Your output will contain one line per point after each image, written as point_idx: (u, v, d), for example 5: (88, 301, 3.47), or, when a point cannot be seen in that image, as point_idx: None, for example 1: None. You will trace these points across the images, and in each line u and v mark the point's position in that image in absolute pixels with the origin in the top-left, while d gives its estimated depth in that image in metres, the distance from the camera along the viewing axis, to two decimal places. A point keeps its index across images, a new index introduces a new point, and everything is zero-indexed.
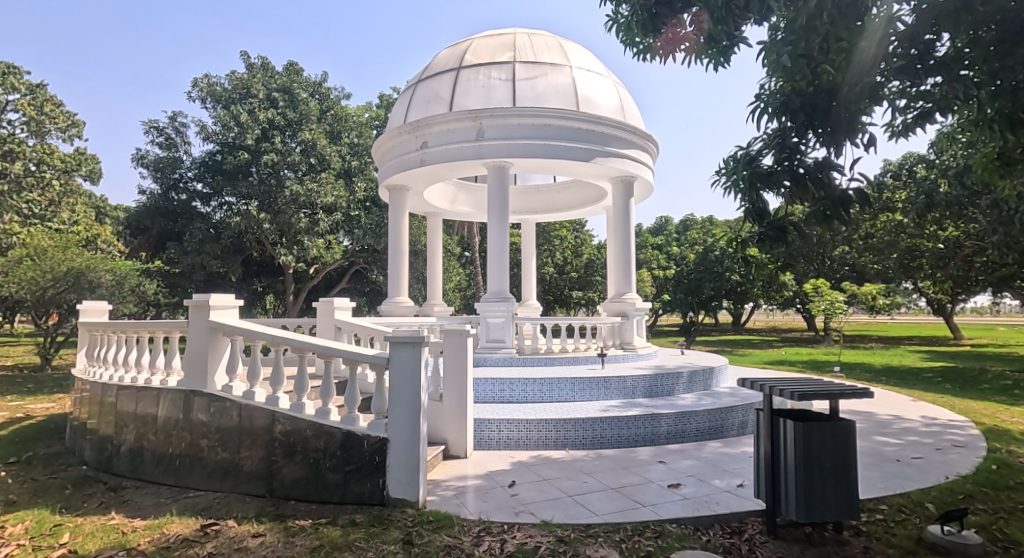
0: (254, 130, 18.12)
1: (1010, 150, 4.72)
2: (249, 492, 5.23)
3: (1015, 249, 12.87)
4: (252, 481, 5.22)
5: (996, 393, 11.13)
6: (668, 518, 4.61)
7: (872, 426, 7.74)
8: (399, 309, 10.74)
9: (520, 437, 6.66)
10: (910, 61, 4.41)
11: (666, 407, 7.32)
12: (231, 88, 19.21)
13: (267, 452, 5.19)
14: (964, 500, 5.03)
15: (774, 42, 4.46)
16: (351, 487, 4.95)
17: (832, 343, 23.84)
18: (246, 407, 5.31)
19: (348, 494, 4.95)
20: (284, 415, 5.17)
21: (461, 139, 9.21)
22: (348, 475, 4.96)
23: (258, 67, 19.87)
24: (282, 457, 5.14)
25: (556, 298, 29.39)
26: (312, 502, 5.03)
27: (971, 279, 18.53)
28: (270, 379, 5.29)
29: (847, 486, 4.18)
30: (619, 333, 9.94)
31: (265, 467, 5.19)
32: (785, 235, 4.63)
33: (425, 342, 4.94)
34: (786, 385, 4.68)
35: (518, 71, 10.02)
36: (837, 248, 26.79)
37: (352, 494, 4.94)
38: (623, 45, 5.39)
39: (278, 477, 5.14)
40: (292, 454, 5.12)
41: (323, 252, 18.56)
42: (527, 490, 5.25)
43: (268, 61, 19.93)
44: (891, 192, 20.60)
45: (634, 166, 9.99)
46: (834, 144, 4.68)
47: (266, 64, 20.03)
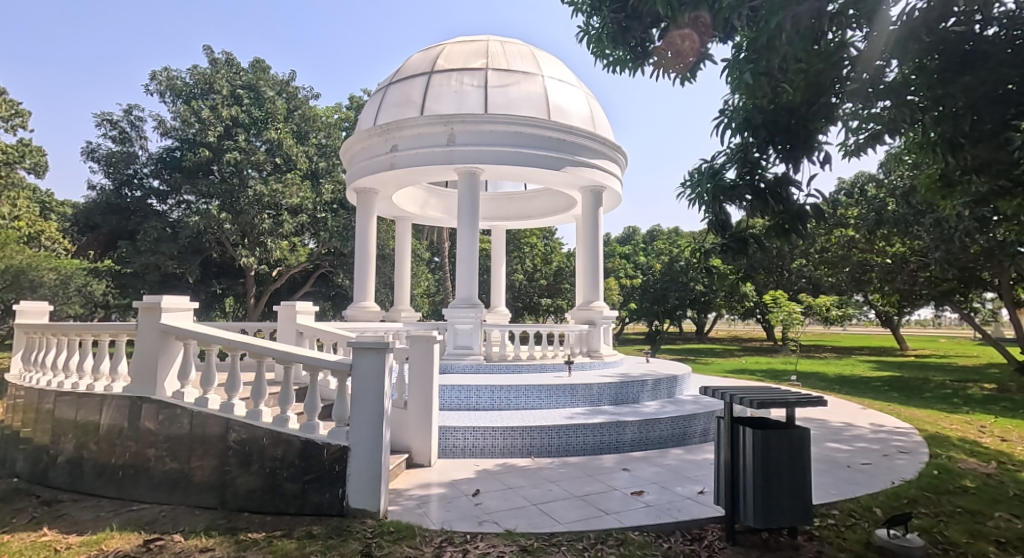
0: (216, 128, 17.69)
1: (951, 173, 5.29)
2: (200, 504, 5.05)
3: (956, 265, 13.43)
4: (204, 492, 5.04)
5: (939, 401, 11.59)
6: (631, 525, 4.61)
7: (825, 433, 7.94)
8: (364, 314, 10.56)
9: (485, 444, 6.60)
10: (863, 85, 4.89)
11: (630, 414, 7.37)
12: (192, 82, 18.74)
13: (220, 462, 5.02)
14: (909, 504, 5.16)
15: (737, 60, 4.63)
16: (309, 497, 4.82)
17: (789, 351, 24.51)
18: (198, 415, 5.11)
19: (306, 506, 4.81)
20: (239, 423, 5.01)
21: (432, 143, 9.14)
22: (306, 484, 4.82)
23: (222, 63, 19.42)
24: (237, 467, 4.98)
25: (525, 304, 29.52)
26: (268, 513, 4.88)
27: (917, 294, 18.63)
28: (225, 384, 5.11)
29: (801, 491, 4.29)
30: (586, 340, 10.00)
31: (218, 477, 5.02)
32: (746, 247, 4.78)
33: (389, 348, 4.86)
34: (746, 392, 4.75)
35: (490, 78, 10.02)
36: (795, 261, 27.64)
37: (310, 505, 4.81)
38: (593, 56, 5.51)
39: (231, 487, 4.97)
40: (247, 463, 4.96)
41: (287, 254, 18.26)
42: (490, 498, 5.18)
43: (233, 57, 19.47)
44: (844, 210, 21.49)
45: (602, 176, 10.11)
46: (792, 161, 4.92)
47: (231, 60, 19.56)
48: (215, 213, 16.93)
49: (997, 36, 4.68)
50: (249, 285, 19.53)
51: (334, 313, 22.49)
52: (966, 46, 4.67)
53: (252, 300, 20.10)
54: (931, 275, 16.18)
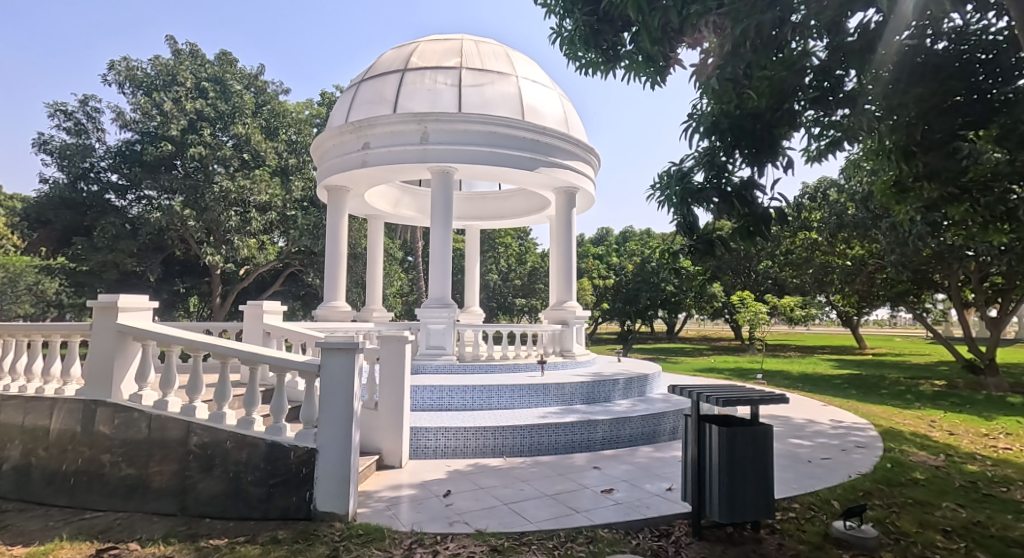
0: (179, 120, 17.24)
1: (906, 179, 5.54)
2: (159, 510, 4.96)
3: (910, 268, 13.92)
4: (162, 499, 4.96)
5: (895, 398, 12.02)
6: (601, 522, 4.69)
7: (788, 430, 8.18)
8: (335, 314, 10.47)
9: (457, 445, 6.61)
10: (824, 93, 5.25)
11: (601, 413, 7.47)
12: (154, 73, 18.28)
13: (180, 467, 4.95)
14: (865, 496, 5.36)
15: (706, 67, 4.90)
16: (275, 501, 4.79)
17: (755, 350, 25.06)
18: (157, 418, 5.03)
19: (272, 510, 4.78)
20: (201, 427, 4.95)
21: (404, 142, 9.08)
22: (273, 488, 4.79)
23: (186, 54, 19.04)
24: (198, 472, 4.92)
25: (499, 304, 29.50)
26: (231, 518, 4.82)
27: (873, 296, 19.00)
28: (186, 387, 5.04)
29: (765, 486, 4.43)
30: (559, 340, 10.09)
31: (178, 482, 4.94)
32: (714, 248, 4.92)
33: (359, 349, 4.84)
34: (713, 391, 4.87)
35: (464, 77, 10.03)
36: (762, 263, 28.29)
37: (276, 509, 4.78)
38: (566, 58, 5.59)
39: (192, 493, 4.90)
40: (209, 468, 4.91)
41: (256, 253, 17.93)
42: (461, 499, 5.21)
43: (197, 48, 19.05)
44: (807, 213, 22.10)
45: (576, 177, 10.21)
46: (757, 164, 5.03)
47: (195, 51, 19.18)
48: (178, 210, 16.53)
49: (947, 50, 5.03)
50: (215, 285, 19.13)
51: (304, 314, 22.21)
52: (919, 58, 4.97)
53: (218, 299, 19.68)
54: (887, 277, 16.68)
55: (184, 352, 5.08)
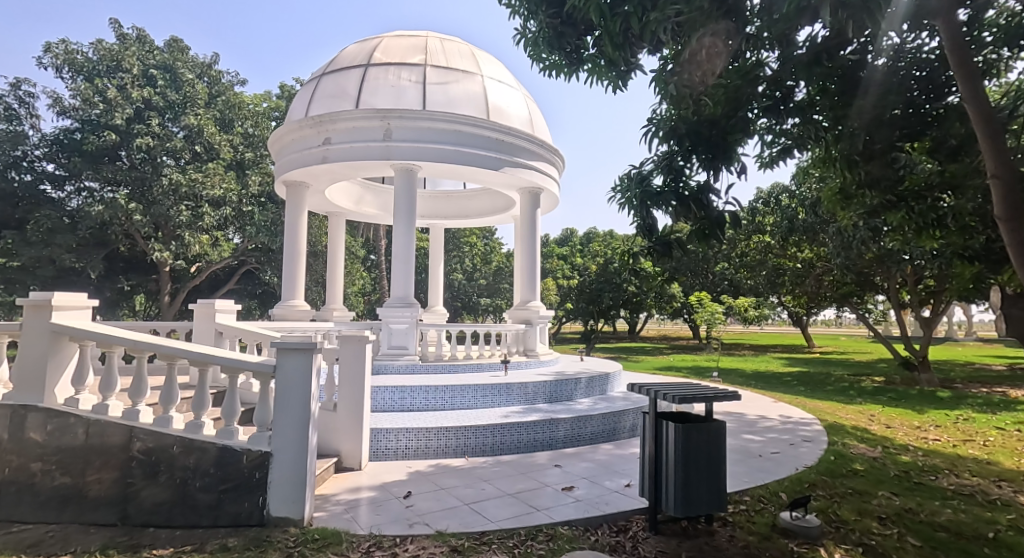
0: (124, 109, 16.79)
1: (849, 188, 5.86)
2: (96, 521, 4.81)
3: (854, 271, 14.53)
4: (100, 508, 4.81)
5: (840, 394, 12.60)
6: (561, 520, 4.82)
7: (741, 425, 8.50)
8: (294, 313, 10.34)
9: (419, 446, 6.65)
10: (775, 103, 5.40)
11: (563, 412, 7.62)
12: (95, 58, 17.56)
13: (122, 474, 4.81)
14: (810, 488, 5.65)
15: (664, 72, 5.14)
16: (226, 507, 4.76)
17: (712, 349, 25.76)
18: (96, 424, 4.83)
19: (222, 516, 4.75)
20: (144, 432, 4.82)
21: (367, 138, 8.97)
22: (222, 494, 4.76)
23: (132, 39, 18.38)
24: (142, 479, 4.80)
25: (463, 304, 29.47)
26: (177, 527, 4.76)
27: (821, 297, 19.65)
28: (130, 390, 4.92)
29: (717, 482, 4.64)
30: (523, 340, 10.21)
31: (119, 491, 4.81)
32: (671, 250, 5.13)
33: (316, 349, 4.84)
34: (669, 389, 5.06)
35: (429, 74, 10.03)
36: (719, 264, 29.09)
37: (226, 516, 4.75)
38: (530, 59, 5.70)
39: (135, 501, 4.80)
40: (153, 475, 4.80)
41: (209, 249, 17.46)
42: (422, 500, 5.27)
43: (145, 33, 18.47)
44: (762, 217, 22.90)
45: (541, 177, 10.35)
46: (713, 169, 5.29)
47: (142, 36, 18.55)
48: (122, 203, 16.02)
49: (887, 68, 5.23)
50: (163, 282, 18.50)
51: (261, 312, 21.80)
52: (862, 72, 5.27)
53: (166, 298, 19.04)
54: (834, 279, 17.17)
55: (127, 353, 4.94)
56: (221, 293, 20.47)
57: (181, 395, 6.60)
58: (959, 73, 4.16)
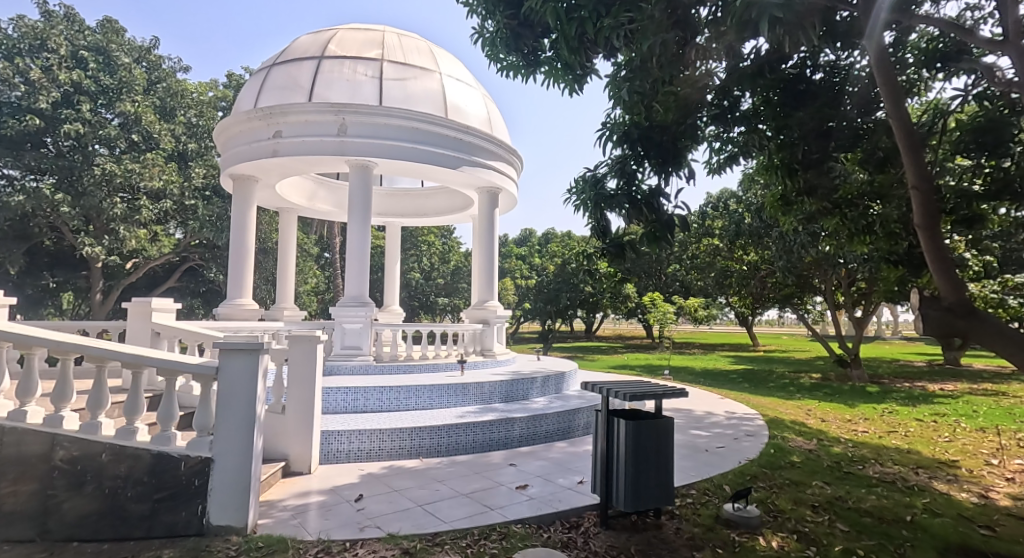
0: (51, 92, 15.70)
1: (789, 195, 6.20)
2: (11, 537, 4.49)
3: (794, 273, 15.22)
4: (17, 523, 4.50)
5: (782, 390, 13.18)
6: (514, 518, 4.93)
7: (689, 421, 8.81)
8: (241, 312, 10.14)
9: (372, 448, 6.63)
10: (723, 110, 5.79)
11: (519, 411, 7.74)
12: (14, 35, 15.92)
13: (42, 486, 4.53)
14: (751, 479, 5.94)
15: (618, 78, 5.35)
16: (160, 517, 4.60)
17: (664, 348, 26.46)
18: (12, 432, 4.50)
19: (156, 527, 4.58)
20: (69, 439, 4.55)
21: (320, 133, 8.82)
22: (157, 503, 4.59)
23: (59, 17, 17.17)
24: (65, 490, 4.53)
25: (421, 304, 29.33)
26: (105, 539, 4.54)
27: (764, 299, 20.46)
28: (53, 393, 4.65)
29: (664, 477, 4.84)
30: (479, 340, 10.28)
31: (38, 503, 4.51)
32: (624, 251, 5.32)
33: (263, 349, 4.78)
34: (621, 387, 5.24)
35: (386, 70, 9.99)
36: (671, 266, 29.90)
37: (161, 526, 4.59)
38: (488, 59, 5.78)
39: (56, 515, 4.52)
40: (78, 485, 4.55)
41: (146, 244, 16.82)
42: (374, 503, 5.28)
43: (74, 11, 17.34)
44: (711, 222, 23.73)
45: (499, 177, 10.45)
46: (663, 174, 5.53)
47: (70, 14, 17.45)
48: (48, 194, 15.14)
49: (823, 80, 5.78)
50: (93, 280, 17.57)
51: (206, 312, 21.14)
52: (801, 86, 5.70)
53: (98, 295, 18.12)
54: (777, 281, 17.73)
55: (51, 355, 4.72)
56: (161, 291, 19.71)
57: (113, 399, 6.30)
58: (885, 90, 4.38)
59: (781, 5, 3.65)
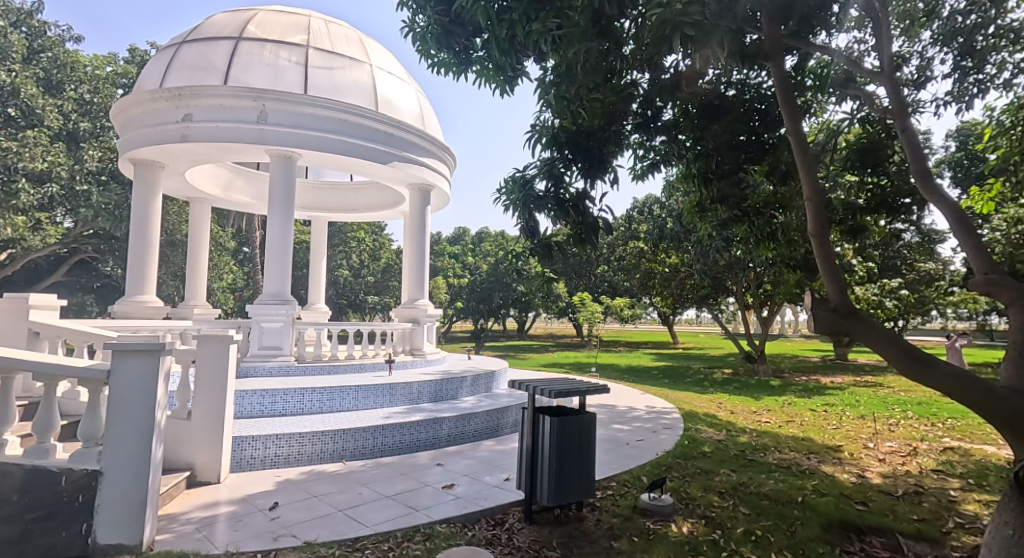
0: None
1: (705, 203, 6.64)
2: None
3: (711, 273, 16.10)
4: None
5: (699, 384, 13.91)
6: (439, 518, 4.98)
7: (612, 416, 9.16)
8: (143, 310, 9.57)
9: (291, 453, 6.44)
10: (646, 120, 6.15)
11: (448, 411, 7.80)
12: None
13: None
14: (667, 470, 6.28)
15: (545, 84, 5.52)
16: (34, 540, 4.20)
17: (592, 345, 27.18)
18: None
19: (29, 550, 4.17)
20: None
21: (237, 118, 8.42)
22: (30, 524, 4.20)
23: None
24: None
25: (349, 302, 28.67)
26: None
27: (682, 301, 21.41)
28: None
29: (585, 472, 5.06)
30: (409, 339, 10.22)
31: None
32: (550, 252, 5.52)
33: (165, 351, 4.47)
34: (546, 384, 5.40)
35: (312, 57, 9.74)
36: (600, 266, 30.82)
37: (36, 548, 4.18)
38: (418, 54, 5.78)
39: None
40: None
41: (26, 232, 15.44)
42: (291, 510, 5.15)
43: None
44: (637, 224, 24.58)
45: (431, 174, 10.44)
46: (589, 178, 5.79)
47: None
48: None
49: (736, 97, 6.26)
50: None
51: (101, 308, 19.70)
52: (715, 101, 6.15)
53: None
54: (694, 283, 18.92)
55: None
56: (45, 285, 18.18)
57: None
58: (785, 110, 4.71)
59: (693, 23, 3.89)
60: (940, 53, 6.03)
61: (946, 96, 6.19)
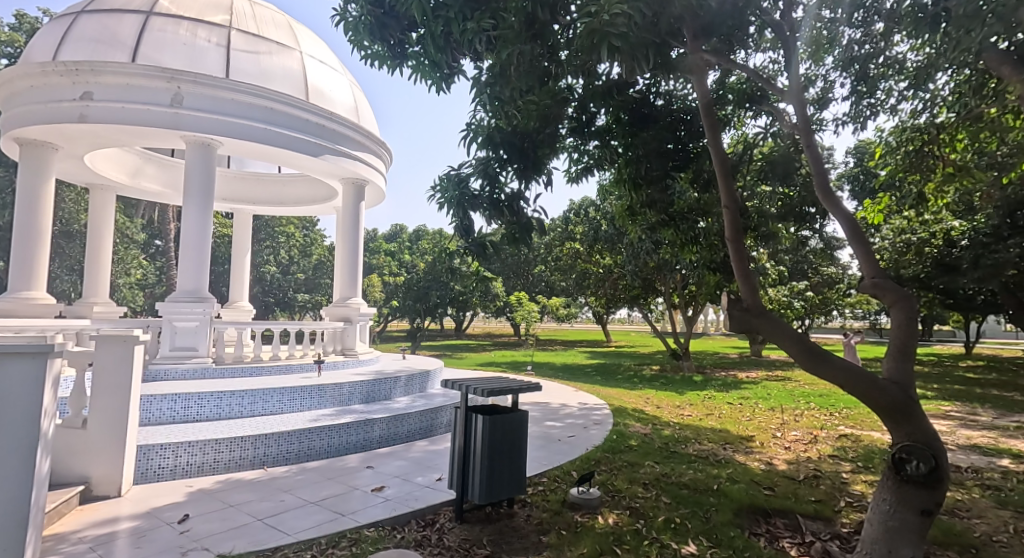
0: None
1: (636, 208, 6.91)
2: None
3: (642, 273, 16.62)
4: None
5: (630, 381, 14.34)
6: (367, 522, 4.93)
7: (546, 413, 9.33)
8: (33, 307, 8.88)
9: (204, 461, 6.07)
10: (580, 124, 6.31)
11: (380, 412, 7.71)
12: None
13: None
14: (596, 464, 6.47)
15: (479, 83, 5.56)
16: None
17: (528, 344, 27.44)
18: None
19: None
20: None
21: (149, 100, 7.90)
22: None
23: None
24: None
25: (277, 300, 27.50)
26: None
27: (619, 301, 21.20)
28: None
29: (516, 470, 5.15)
30: (340, 339, 9.99)
31: None
32: (484, 250, 5.57)
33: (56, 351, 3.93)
34: (478, 383, 5.44)
35: (234, 39, 9.33)
36: (537, 267, 31.20)
37: None
38: (350, 44, 5.67)
39: None
40: None
41: None
42: (201, 523, 4.89)
43: None
44: (573, 225, 25.02)
45: (365, 168, 10.27)
46: (524, 179, 5.87)
47: None
48: None
49: (665, 106, 6.53)
50: None
51: None
52: (644, 110, 6.43)
53: None
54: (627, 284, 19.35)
55: None
56: None
57: None
58: (707, 121, 4.97)
59: (618, 34, 4.03)
60: (839, 78, 6.56)
61: (844, 116, 6.78)
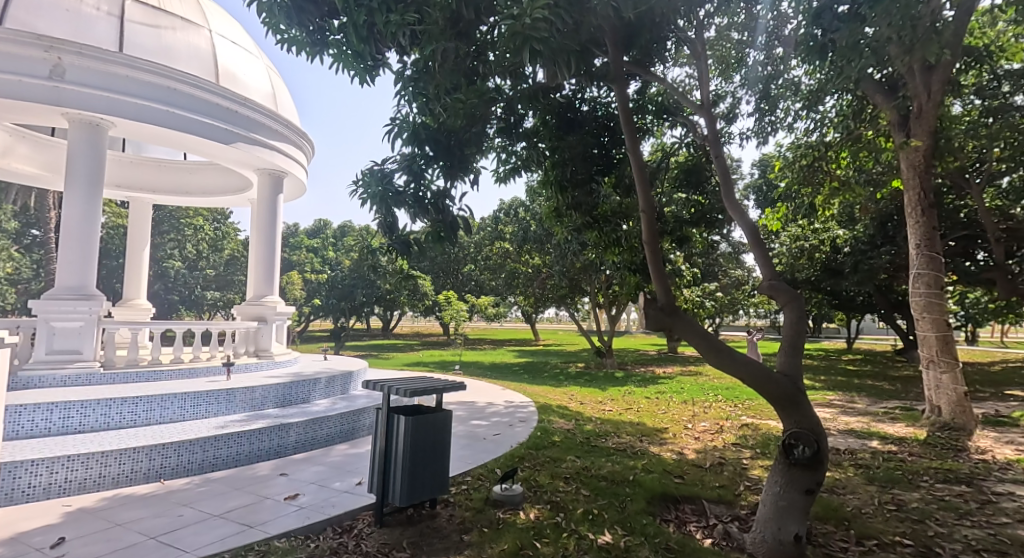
0: None
1: (562, 210, 7.05)
2: None
3: (567, 272, 16.95)
4: None
5: (554, 378, 14.60)
6: (279, 533, 4.73)
7: (472, 412, 9.34)
8: None
9: (89, 476, 5.54)
10: (508, 125, 6.36)
11: (296, 415, 7.45)
12: None
13: None
14: (519, 460, 6.54)
15: (405, 78, 5.47)
16: None
17: (456, 342, 27.39)
18: None
19: None
20: None
21: (24, 70, 7.08)
22: None
23: None
24: None
25: (183, 298, 25.89)
26: None
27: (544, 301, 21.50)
28: None
29: (438, 471, 5.13)
30: (253, 340, 9.55)
31: None
32: (409, 249, 5.50)
33: None
34: (400, 383, 5.36)
35: (131, 10, 8.58)
36: (466, 266, 31.19)
37: None
38: (264, 26, 5.39)
39: None
40: None
41: None
42: (81, 547, 4.46)
43: None
44: (502, 224, 25.18)
45: (281, 159, 9.87)
46: (450, 176, 5.86)
47: None
48: None
49: (590, 111, 6.73)
50: None
51: None
52: (570, 113, 6.60)
53: None
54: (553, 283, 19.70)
55: None
56: None
57: None
58: (625, 126, 5.15)
59: (540, 38, 4.09)
60: (744, 95, 7.01)
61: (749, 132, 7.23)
